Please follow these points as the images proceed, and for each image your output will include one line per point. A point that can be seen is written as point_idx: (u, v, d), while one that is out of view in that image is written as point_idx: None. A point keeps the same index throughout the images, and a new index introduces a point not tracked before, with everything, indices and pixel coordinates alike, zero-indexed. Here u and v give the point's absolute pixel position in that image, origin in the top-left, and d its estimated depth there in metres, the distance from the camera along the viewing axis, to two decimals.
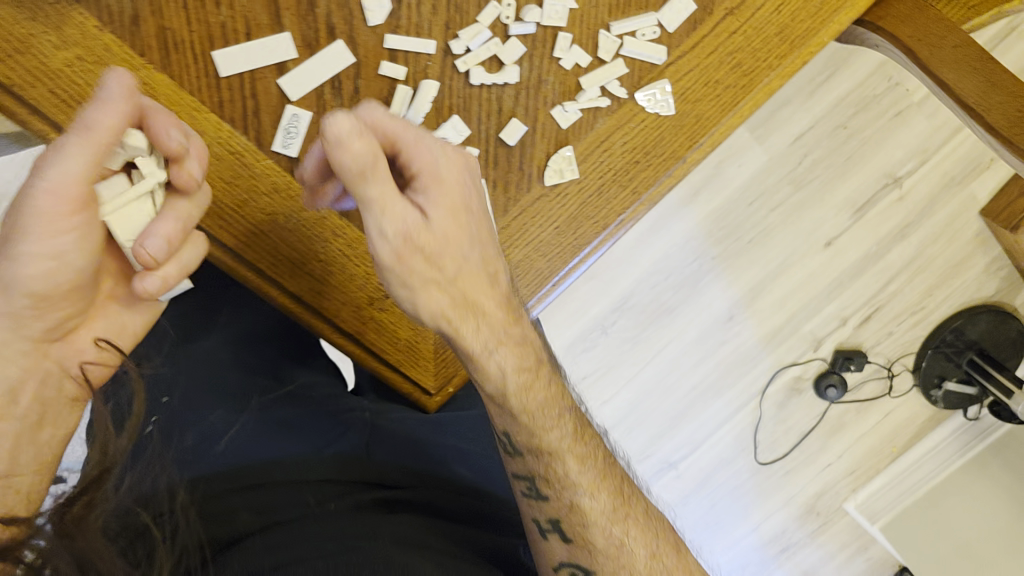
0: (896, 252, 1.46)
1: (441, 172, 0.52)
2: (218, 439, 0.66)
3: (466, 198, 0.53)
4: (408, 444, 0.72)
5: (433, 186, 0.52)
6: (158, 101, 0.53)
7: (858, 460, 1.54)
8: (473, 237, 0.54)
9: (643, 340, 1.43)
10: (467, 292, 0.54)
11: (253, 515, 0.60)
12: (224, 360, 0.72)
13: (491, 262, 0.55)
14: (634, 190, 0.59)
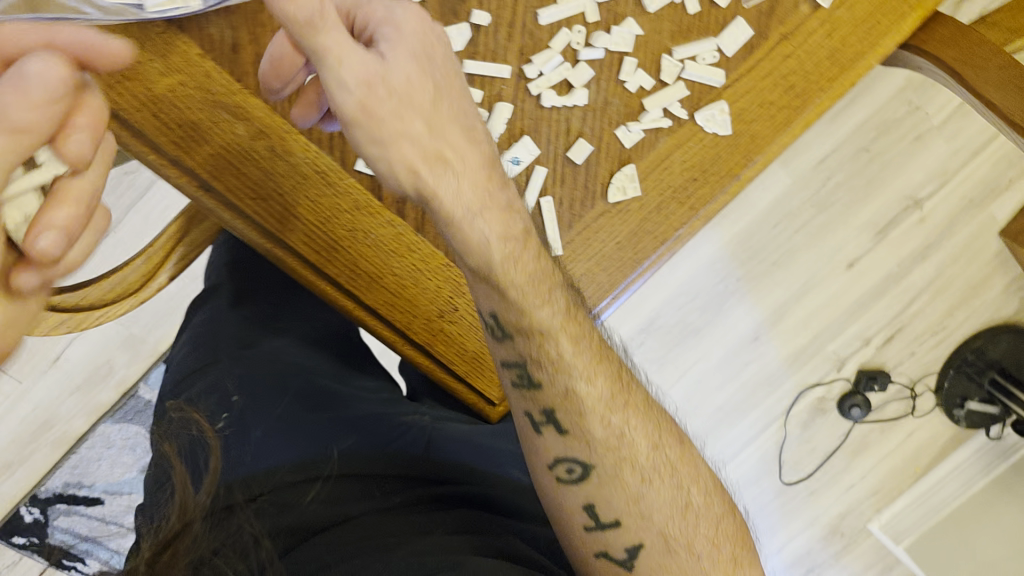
0: (918, 272, 1.48)
1: (399, 23, 0.51)
2: (285, 433, 0.66)
3: (427, 46, 0.52)
4: (467, 445, 0.71)
5: (391, 36, 0.50)
6: (254, 125, 0.57)
7: (882, 480, 1.55)
8: (437, 90, 0.52)
9: (669, 360, 1.45)
10: (439, 145, 0.53)
11: (315, 513, 0.58)
12: (286, 362, 0.73)
13: (462, 119, 0.54)
14: (692, 207, 0.61)
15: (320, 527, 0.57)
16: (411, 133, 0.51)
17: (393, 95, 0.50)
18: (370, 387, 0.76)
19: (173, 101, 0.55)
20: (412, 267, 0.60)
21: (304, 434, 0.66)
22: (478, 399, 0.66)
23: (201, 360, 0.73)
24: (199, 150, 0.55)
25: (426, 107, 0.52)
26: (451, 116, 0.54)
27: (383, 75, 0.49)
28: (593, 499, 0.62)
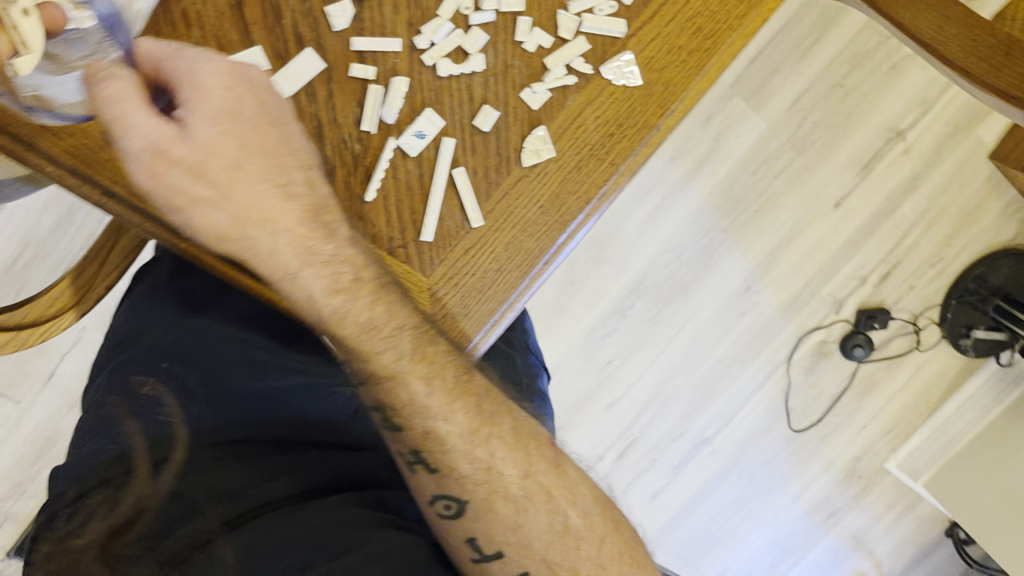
0: (908, 206, 1.45)
1: (204, 85, 0.51)
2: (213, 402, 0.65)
3: (235, 102, 0.52)
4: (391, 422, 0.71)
5: (194, 96, 0.51)
6: None
7: (894, 418, 1.53)
8: (244, 146, 0.53)
9: (662, 319, 1.44)
10: (246, 202, 0.53)
11: (229, 475, 0.58)
12: (222, 334, 0.68)
13: (276, 171, 0.54)
14: (612, 162, 0.59)
15: (232, 494, 0.57)
16: (212, 194, 0.52)
17: (181, 158, 0.50)
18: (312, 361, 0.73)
19: None
20: None
21: (235, 402, 0.65)
22: None
23: (134, 328, 0.69)
24: (94, 154, 0.53)
25: (226, 167, 0.52)
26: (261, 170, 0.53)
27: (177, 141, 0.50)
28: (474, 532, 0.61)
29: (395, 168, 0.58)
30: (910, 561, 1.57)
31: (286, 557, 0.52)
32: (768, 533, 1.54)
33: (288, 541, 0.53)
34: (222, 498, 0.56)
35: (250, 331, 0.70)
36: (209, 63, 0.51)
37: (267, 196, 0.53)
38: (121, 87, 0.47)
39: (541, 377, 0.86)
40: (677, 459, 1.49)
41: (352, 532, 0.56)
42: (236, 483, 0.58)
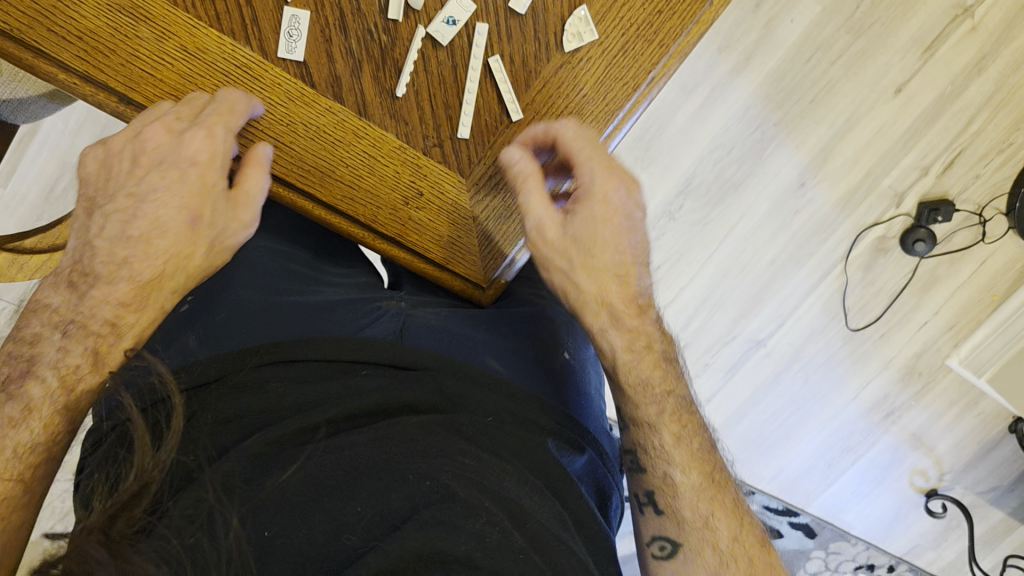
0: (975, 88, 1.34)
1: (609, 201, 0.59)
2: (244, 318, 0.64)
3: (613, 213, 0.59)
4: (440, 334, 0.65)
5: (596, 202, 0.59)
6: (158, 27, 0.51)
7: (956, 314, 1.46)
8: (604, 243, 0.59)
9: (713, 220, 1.41)
10: (597, 288, 0.60)
11: (268, 393, 0.58)
12: (259, 248, 0.71)
13: (625, 269, 0.61)
14: (660, 45, 0.57)
15: (272, 415, 0.56)
16: (568, 268, 0.60)
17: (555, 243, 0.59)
18: (348, 277, 0.73)
19: (64, 12, 0.49)
20: (363, 153, 0.56)
21: (270, 318, 0.64)
22: (468, 287, 0.61)
23: None
24: (106, 59, 0.50)
25: (589, 256, 0.59)
26: (613, 263, 0.60)
27: (556, 224, 0.59)
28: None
29: (426, 59, 0.56)
30: (971, 458, 1.52)
31: (349, 501, 0.51)
32: (826, 435, 1.52)
33: (340, 472, 0.53)
34: (264, 420, 0.56)
35: (287, 242, 0.73)
36: (613, 184, 0.59)
37: (612, 284, 0.60)
38: (531, 175, 0.57)
39: None
40: (730, 363, 1.48)
41: (404, 477, 0.53)
42: (280, 395, 0.58)
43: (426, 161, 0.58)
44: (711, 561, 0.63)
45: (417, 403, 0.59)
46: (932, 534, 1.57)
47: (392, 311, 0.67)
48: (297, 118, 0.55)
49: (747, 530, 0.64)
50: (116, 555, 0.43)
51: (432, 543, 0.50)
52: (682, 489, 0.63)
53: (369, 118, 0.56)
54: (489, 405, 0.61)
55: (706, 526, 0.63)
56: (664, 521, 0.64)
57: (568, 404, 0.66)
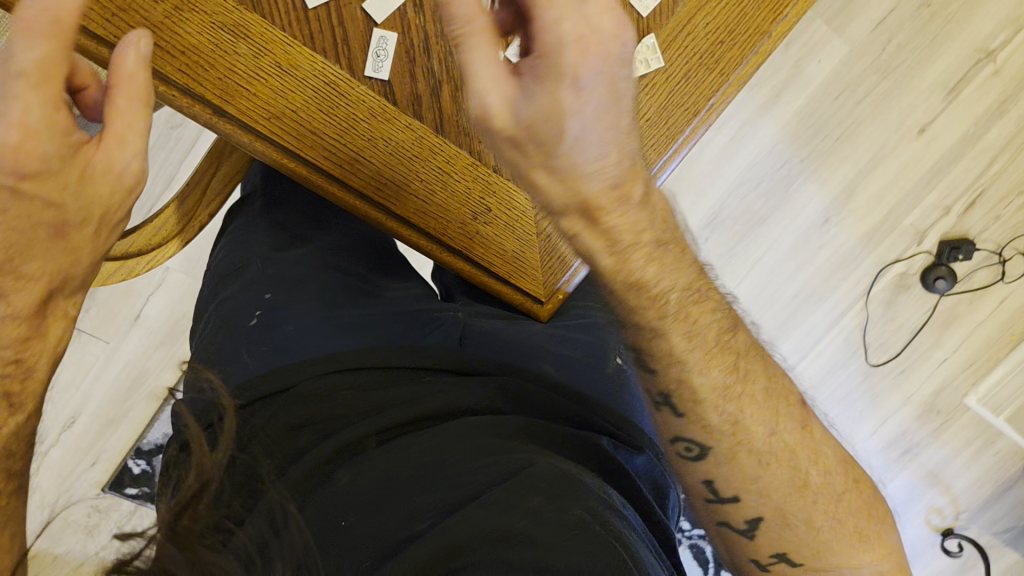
0: (997, 130, 1.37)
1: (572, 85, 0.50)
2: (307, 333, 0.66)
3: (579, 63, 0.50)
4: (498, 342, 0.68)
5: (553, 81, 0.50)
6: (259, 46, 0.54)
7: (975, 352, 1.48)
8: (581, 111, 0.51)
9: (737, 253, 1.43)
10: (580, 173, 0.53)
11: (338, 402, 0.60)
12: (321, 261, 0.73)
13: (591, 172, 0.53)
14: (721, 73, 0.63)
15: (344, 421, 0.58)
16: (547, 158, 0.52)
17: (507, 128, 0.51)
18: (407, 289, 0.75)
19: (172, 28, 0.53)
20: (437, 167, 0.59)
21: (332, 329, 0.67)
22: (528, 303, 0.64)
23: (234, 262, 0.73)
24: (204, 73, 0.53)
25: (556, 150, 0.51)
26: (597, 127, 0.51)
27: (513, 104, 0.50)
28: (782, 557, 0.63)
29: None
30: (987, 498, 1.53)
31: (419, 494, 0.52)
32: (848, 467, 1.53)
33: (407, 471, 0.54)
34: (336, 425, 0.58)
35: (348, 258, 0.75)
36: (587, 60, 0.49)
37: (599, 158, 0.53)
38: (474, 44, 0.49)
39: None
40: None
41: (481, 465, 0.54)
42: (351, 406, 0.59)
43: (496, 178, 0.61)
44: (749, 466, 0.61)
45: (478, 407, 0.61)
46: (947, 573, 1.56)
47: (451, 321, 0.70)
48: (378, 136, 0.58)
49: (785, 421, 0.62)
50: (183, 548, 0.43)
51: (498, 521, 0.50)
52: (702, 392, 0.61)
53: (447, 135, 0.60)
54: (549, 408, 0.63)
55: (736, 427, 0.61)
56: (689, 425, 0.62)
57: (625, 408, 0.69)
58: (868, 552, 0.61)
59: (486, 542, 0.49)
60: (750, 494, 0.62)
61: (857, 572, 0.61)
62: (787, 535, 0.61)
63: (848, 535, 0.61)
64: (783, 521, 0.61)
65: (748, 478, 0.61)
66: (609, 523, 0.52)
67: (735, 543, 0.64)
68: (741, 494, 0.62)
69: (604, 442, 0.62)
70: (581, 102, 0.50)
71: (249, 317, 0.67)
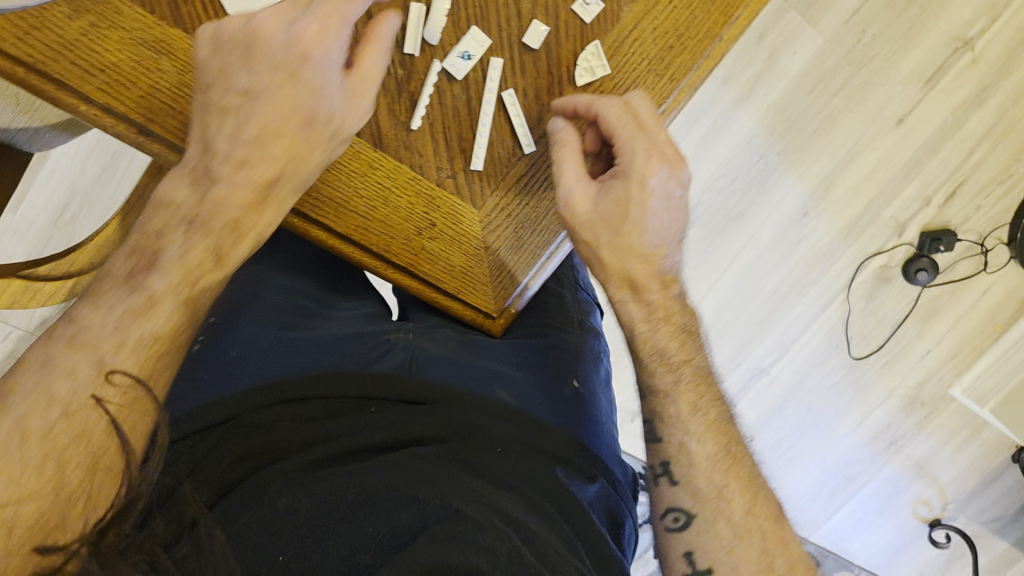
0: (975, 119, 1.36)
1: (647, 181, 0.63)
2: (257, 358, 0.67)
3: (661, 200, 0.64)
4: (447, 366, 0.68)
5: (634, 181, 0.63)
6: (178, 59, 0.56)
7: (959, 343, 1.47)
8: (653, 230, 0.65)
9: (715, 249, 1.42)
10: (637, 263, 0.66)
11: (279, 432, 0.60)
12: (269, 284, 0.75)
13: (654, 248, 0.66)
14: (671, 79, 0.62)
15: (280, 454, 0.58)
16: (620, 239, 0.64)
17: (586, 216, 0.61)
18: (357, 309, 0.76)
19: (88, 46, 0.55)
20: (378, 184, 0.60)
21: (285, 353, 0.68)
22: (475, 315, 0.63)
23: None
24: (127, 92, 0.56)
25: (620, 229, 0.64)
26: (659, 223, 0.65)
27: (590, 201, 0.61)
28: None
29: (440, 93, 0.60)
30: (974, 487, 1.53)
31: (361, 522, 0.52)
32: (830, 462, 1.53)
33: (348, 497, 0.53)
34: (274, 457, 0.58)
35: (298, 278, 0.77)
36: (654, 166, 0.63)
37: (637, 263, 0.66)
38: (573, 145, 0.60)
39: (593, 312, 0.86)
40: (735, 390, 1.50)
41: (426, 494, 0.54)
42: (292, 436, 0.60)
43: (440, 192, 0.61)
44: (725, 533, 0.64)
45: (425, 437, 0.61)
46: (936, 563, 1.56)
47: (401, 344, 0.70)
48: (313, 160, 0.57)
49: (763, 507, 0.65)
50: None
51: (447, 556, 0.50)
52: (698, 458, 0.66)
53: (384, 149, 0.60)
54: (501, 436, 0.63)
55: (720, 496, 0.65)
56: (679, 491, 0.66)
57: (580, 427, 0.69)
58: None
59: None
60: (722, 568, 0.63)
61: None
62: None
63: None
64: None
65: (721, 547, 0.64)
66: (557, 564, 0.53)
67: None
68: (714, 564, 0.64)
69: (559, 470, 0.62)
70: (642, 198, 0.64)
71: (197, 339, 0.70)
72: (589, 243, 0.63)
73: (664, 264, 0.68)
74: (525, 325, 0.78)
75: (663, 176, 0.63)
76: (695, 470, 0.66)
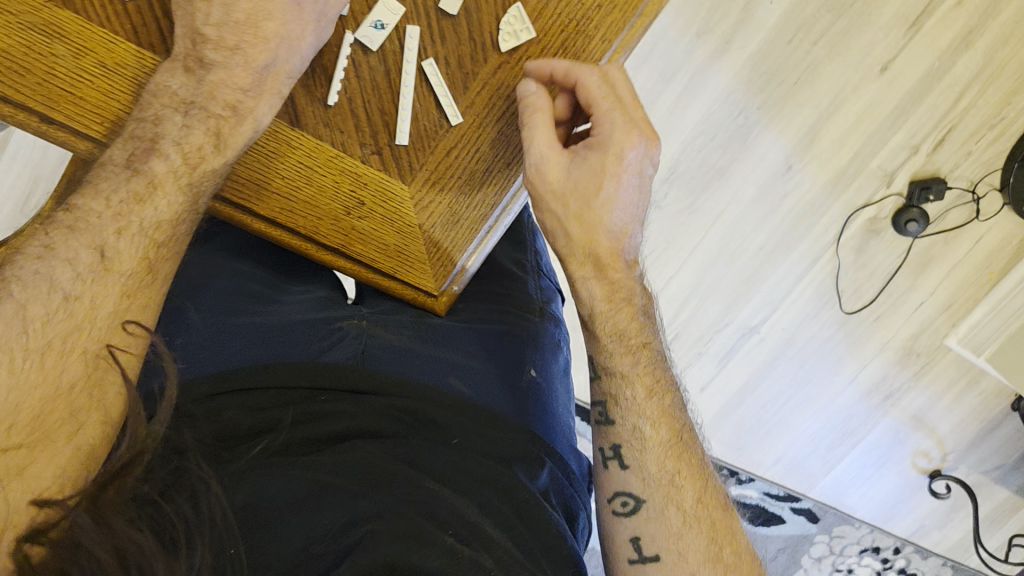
0: (963, 63, 1.29)
1: (624, 156, 0.63)
2: (204, 347, 0.64)
3: (638, 173, 0.65)
4: (399, 356, 0.66)
5: (611, 155, 0.63)
6: (74, 42, 0.53)
7: (953, 293, 1.43)
8: (626, 205, 0.65)
9: (699, 207, 1.39)
10: (609, 237, 0.66)
11: (224, 421, 0.57)
12: (219, 268, 0.73)
13: (621, 226, 0.66)
14: (602, 39, 0.61)
15: (225, 445, 0.56)
16: (592, 211, 0.65)
17: (556, 187, 0.63)
18: (309, 293, 0.73)
19: None
20: (299, 164, 0.59)
21: (233, 342, 0.64)
22: (414, 295, 0.64)
23: None
24: (21, 78, 0.52)
25: (592, 202, 0.64)
26: (634, 196, 0.66)
27: (560, 171, 0.62)
28: None
29: (357, 63, 0.59)
30: (974, 438, 1.51)
31: (316, 513, 0.52)
32: (824, 420, 1.51)
33: (296, 494, 0.53)
34: (218, 453, 0.56)
35: (248, 261, 0.74)
36: (632, 139, 0.63)
37: (611, 237, 0.66)
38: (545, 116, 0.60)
39: (554, 300, 0.84)
40: (723, 350, 1.48)
41: (381, 498, 0.54)
42: (234, 427, 0.57)
43: (365, 169, 0.60)
44: (675, 521, 0.64)
45: (380, 431, 0.60)
46: (938, 514, 1.56)
47: (354, 332, 0.68)
48: (230, 133, 0.56)
49: (713, 495, 0.66)
50: (102, 523, 0.45)
51: (406, 554, 0.49)
52: (650, 442, 0.66)
53: (303, 126, 0.59)
54: (457, 426, 0.62)
55: (672, 484, 0.65)
56: (630, 475, 0.66)
57: (531, 421, 0.68)
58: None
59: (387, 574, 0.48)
60: (670, 555, 0.63)
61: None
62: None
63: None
64: None
65: (670, 534, 0.64)
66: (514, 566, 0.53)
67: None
68: (661, 552, 0.63)
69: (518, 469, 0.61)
70: (618, 170, 0.64)
71: None
72: (553, 211, 0.64)
73: (629, 244, 0.68)
74: (481, 309, 0.76)
75: (641, 150, 0.64)
76: (647, 453, 0.66)
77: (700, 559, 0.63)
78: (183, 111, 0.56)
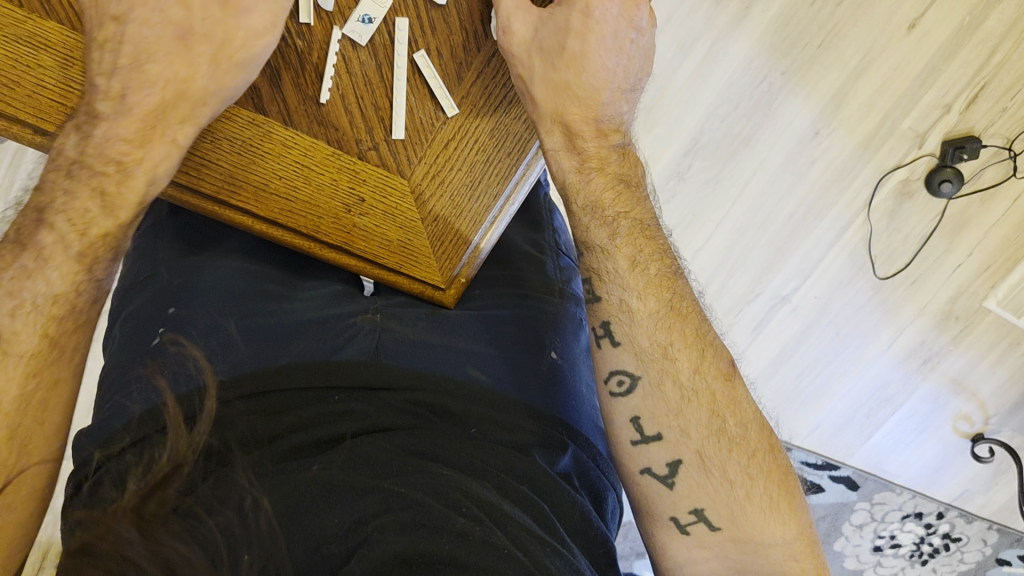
0: (996, 17, 1.24)
1: (591, 13, 0.61)
2: (217, 352, 0.60)
3: (616, 40, 0.63)
4: (415, 349, 0.63)
5: (578, 11, 0.61)
6: (62, 53, 0.54)
7: (992, 253, 1.39)
8: (604, 74, 0.63)
9: (724, 177, 1.35)
10: (582, 111, 0.64)
11: (238, 426, 0.56)
12: (230, 268, 0.67)
13: (595, 90, 0.63)
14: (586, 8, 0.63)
15: (246, 448, 0.55)
16: (561, 76, 0.62)
17: (521, 44, 0.61)
18: (323, 289, 0.68)
19: None
20: (295, 164, 0.60)
21: (251, 341, 0.61)
22: (427, 289, 0.64)
23: (143, 271, 0.69)
24: (12, 91, 0.53)
25: (560, 66, 0.62)
26: (609, 65, 0.63)
27: (525, 26, 0.60)
28: (703, 504, 0.62)
29: (347, 60, 0.60)
30: (1018, 400, 1.47)
31: (327, 512, 0.51)
32: (862, 387, 1.48)
33: (307, 496, 0.52)
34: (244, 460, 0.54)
35: (259, 262, 0.69)
36: None
37: (586, 110, 0.64)
38: None
39: (576, 279, 0.79)
40: (756, 319, 1.44)
41: (383, 489, 0.53)
42: (252, 433, 0.56)
43: (362, 166, 0.61)
44: (672, 397, 0.63)
45: (394, 427, 0.58)
46: (981, 479, 1.52)
47: (368, 328, 0.64)
48: (113, 192, 0.56)
49: (713, 364, 0.64)
50: (138, 523, 0.48)
51: (419, 543, 0.49)
52: (640, 314, 0.65)
53: (297, 128, 0.59)
54: (474, 417, 0.60)
55: (665, 356, 0.64)
56: (622, 353, 0.65)
57: (558, 407, 0.65)
58: (769, 522, 0.61)
59: (398, 566, 0.48)
60: (672, 433, 0.63)
61: (766, 541, 0.61)
62: (704, 484, 0.62)
63: (760, 505, 0.61)
64: (701, 466, 0.62)
65: (670, 411, 0.63)
66: (533, 554, 0.52)
67: (651, 496, 0.63)
68: (664, 431, 0.63)
69: (539, 458, 0.60)
70: (591, 30, 0.62)
71: (166, 310, 0.63)
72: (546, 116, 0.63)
73: (608, 115, 0.65)
74: (494, 297, 0.72)
75: (616, 11, 0.62)
76: (638, 330, 0.65)
77: (706, 434, 0.63)
78: (67, 171, 0.55)
